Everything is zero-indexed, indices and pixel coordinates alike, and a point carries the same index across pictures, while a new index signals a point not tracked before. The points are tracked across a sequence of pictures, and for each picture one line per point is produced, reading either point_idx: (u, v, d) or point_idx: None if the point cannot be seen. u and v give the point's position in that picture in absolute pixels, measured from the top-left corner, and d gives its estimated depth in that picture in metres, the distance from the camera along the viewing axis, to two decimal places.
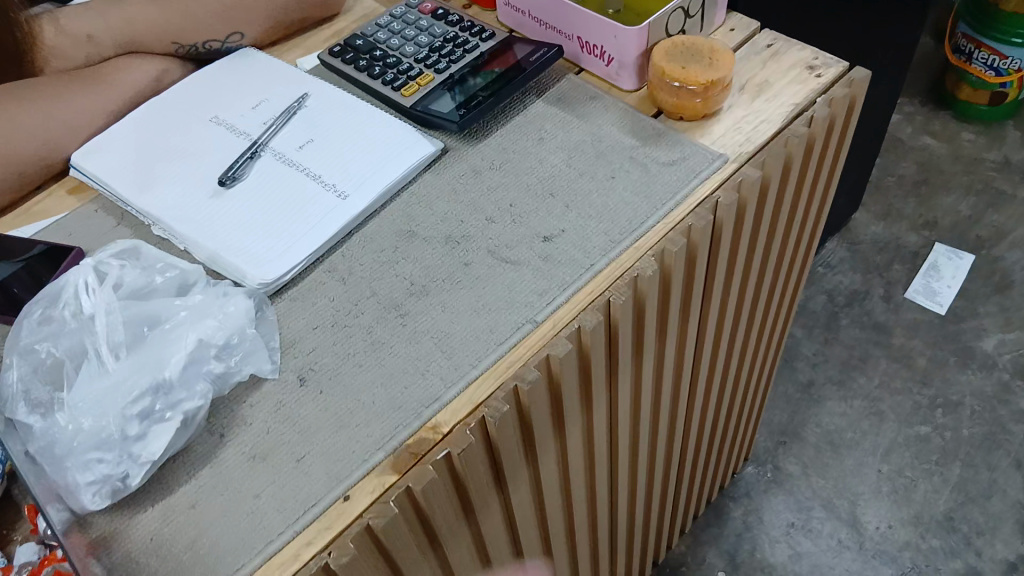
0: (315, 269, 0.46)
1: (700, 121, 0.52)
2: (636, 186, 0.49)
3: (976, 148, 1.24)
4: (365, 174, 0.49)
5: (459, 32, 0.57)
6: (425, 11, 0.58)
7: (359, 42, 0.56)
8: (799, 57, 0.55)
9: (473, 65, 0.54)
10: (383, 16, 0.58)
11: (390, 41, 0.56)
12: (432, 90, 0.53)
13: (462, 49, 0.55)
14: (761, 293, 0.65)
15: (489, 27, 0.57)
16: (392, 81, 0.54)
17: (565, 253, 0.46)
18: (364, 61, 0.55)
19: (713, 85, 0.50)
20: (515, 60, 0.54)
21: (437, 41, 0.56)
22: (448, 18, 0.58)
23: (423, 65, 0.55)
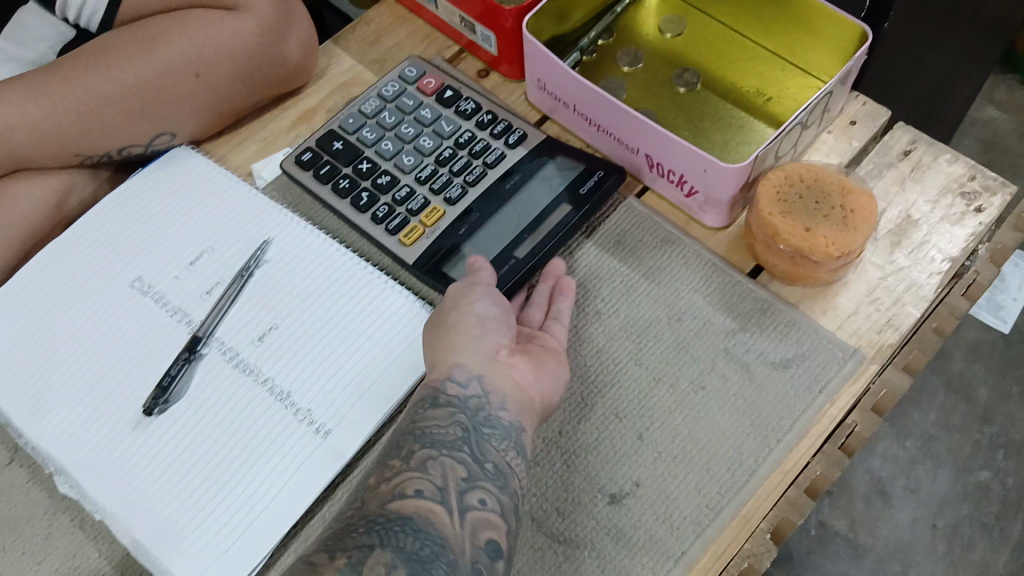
0: (288, 549, 0.32)
1: (822, 287, 0.37)
2: (735, 401, 0.35)
3: None
4: (358, 388, 0.34)
5: (477, 129, 0.41)
6: (427, 91, 0.42)
7: (335, 144, 0.40)
8: (947, 179, 0.40)
9: (500, 191, 0.39)
10: (369, 96, 0.42)
11: (380, 144, 0.40)
12: (446, 235, 0.38)
13: (481, 161, 0.40)
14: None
15: (517, 118, 0.41)
16: (385, 217, 0.38)
17: (643, 529, 0.32)
18: (345, 177, 0.40)
19: (846, 254, 0.35)
20: (560, 186, 0.40)
21: (445, 147, 0.40)
22: (461, 104, 0.41)
23: (428, 187, 0.39)
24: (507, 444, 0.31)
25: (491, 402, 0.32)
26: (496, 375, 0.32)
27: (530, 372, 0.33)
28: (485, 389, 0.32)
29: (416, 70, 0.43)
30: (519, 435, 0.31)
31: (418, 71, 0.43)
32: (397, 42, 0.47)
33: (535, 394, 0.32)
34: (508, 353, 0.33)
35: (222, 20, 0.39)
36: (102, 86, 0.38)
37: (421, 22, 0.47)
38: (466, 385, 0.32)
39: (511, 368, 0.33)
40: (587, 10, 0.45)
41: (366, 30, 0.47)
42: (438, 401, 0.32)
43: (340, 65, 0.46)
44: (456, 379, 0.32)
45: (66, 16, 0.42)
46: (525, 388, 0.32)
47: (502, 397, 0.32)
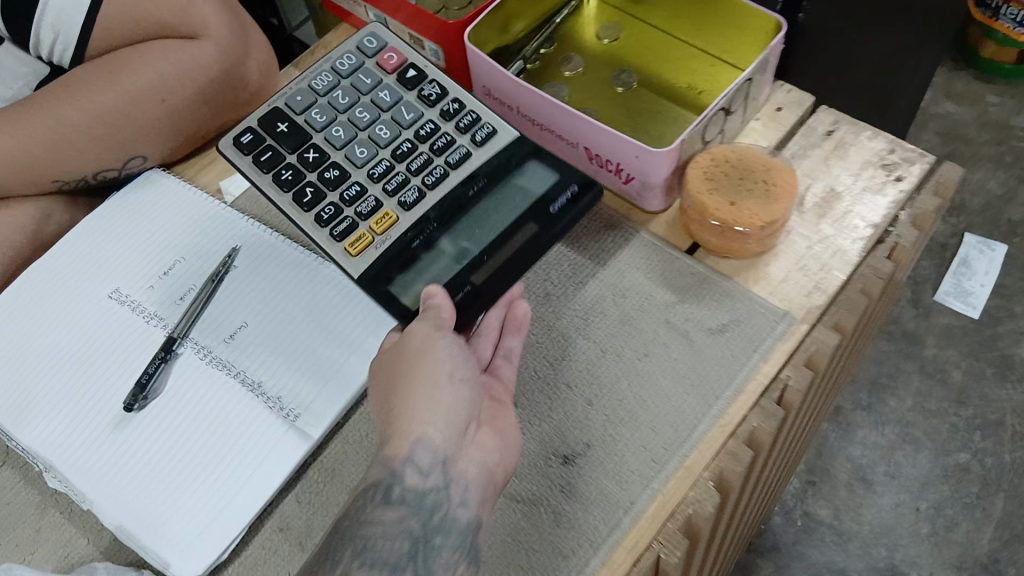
0: (263, 526, 0.35)
1: (755, 258, 0.40)
2: (675, 365, 0.37)
3: (1003, 113, 1.12)
4: (323, 376, 0.37)
5: (439, 121, 0.41)
6: (387, 68, 0.42)
7: (279, 127, 0.40)
8: (868, 152, 0.43)
9: (463, 198, 0.39)
10: (322, 71, 0.42)
11: (329, 131, 0.41)
12: (399, 243, 0.38)
13: (438, 157, 0.40)
14: (814, 411, 0.55)
15: (486, 111, 0.41)
16: (332, 218, 0.39)
17: (594, 484, 0.35)
18: (290, 164, 0.40)
19: (770, 225, 0.38)
20: (536, 199, 0.39)
21: (400, 141, 0.40)
22: (423, 89, 0.42)
23: (382, 185, 0.39)
24: (459, 551, 0.31)
25: (450, 498, 0.31)
26: (463, 459, 0.32)
27: (495, 450, 0.33)
28: (445, 478, 0.31)
29: (375, 42, 0.43)
30: (474, 534, 0.31)
31: (379, 44, 0.43)
32: None
33: (502, 474, 0.33)
34: (475, 427, 0.33)
35: (184, 47, 0.43)
36: (75, 113, 0.41)
37: None
38: (427, 474, 0.31)
39: (481, 450, 0.33)
40: (528, 20, 0.49)
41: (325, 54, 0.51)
42: (392, 495, 0.31)
43: None
44: (416, 465, 0.31)
45: (41, 56, 0.45)
46: (492, 467, 0.33)
47: (462, 490, 0.32)
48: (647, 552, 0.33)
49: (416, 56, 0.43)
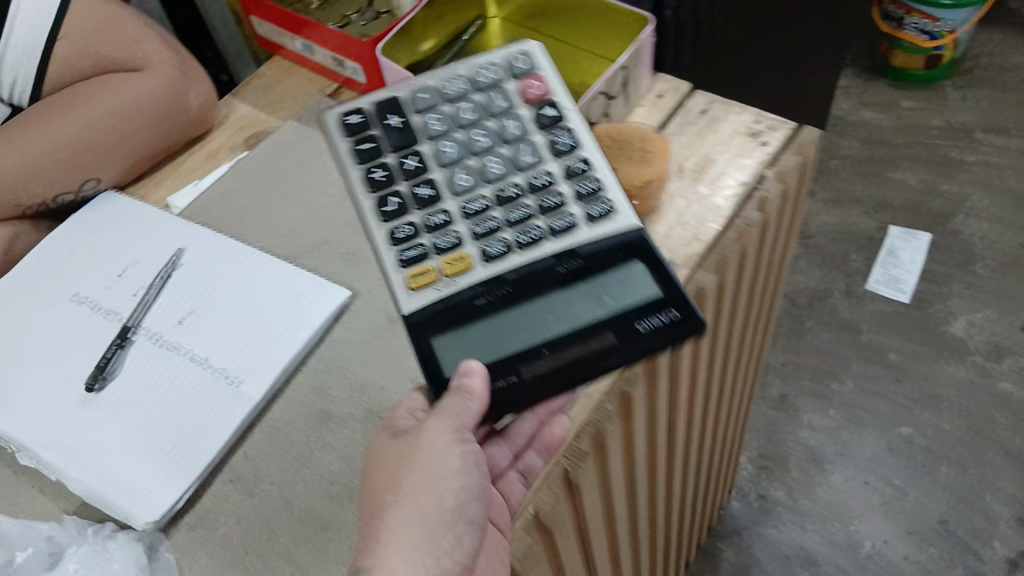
0: (216, 479, 0.39)
1: (644, 219, 0.46)
2: None
3: (917, 115, 1.19)
4: (266, 347, 0.42)
5: (559, 181, 0.40)
6: (527, 97, 0.42)
7: (387, 120, 0.41)
8: (738, 122, 0.49)
9: (553, 274, 0.37)
10: (467, 71, 0.43)
11: (439, 143, 0.41)
12: (462, 294, 0.37)
13: (539, 218, 0.39)
14: (734, 356, 0.60)
15: (615, 189, 0.40)
16: (406, 238, 0.39)
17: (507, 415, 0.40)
18: (384, 165, 0.40)
19: (649, 184, 0.44)
20: (635, 306, 0.37)
21: (503, 187, 0.40)
22: (556, 135, 0.41)
23: (473, 224, 0.39)
24: None
25: None
26: None
27: None
28: None
29: (529, 62, 0.43)
30: None
31: (529, 68, 0.43)
32: (285, 89, 0.56)
33: None
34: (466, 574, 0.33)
35: (132, 79, 0.49)
36: (37, 142, 0.46)
37: (303, 70, 0.57)
38: None
39: None
40: (435, 40, 0.55)
41: (259, 84, 0.57)
42: None
43: (238, 112, 0.55)
44: None
45: None
46: None
47: None
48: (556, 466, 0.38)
49: (563, 95, 0.42)
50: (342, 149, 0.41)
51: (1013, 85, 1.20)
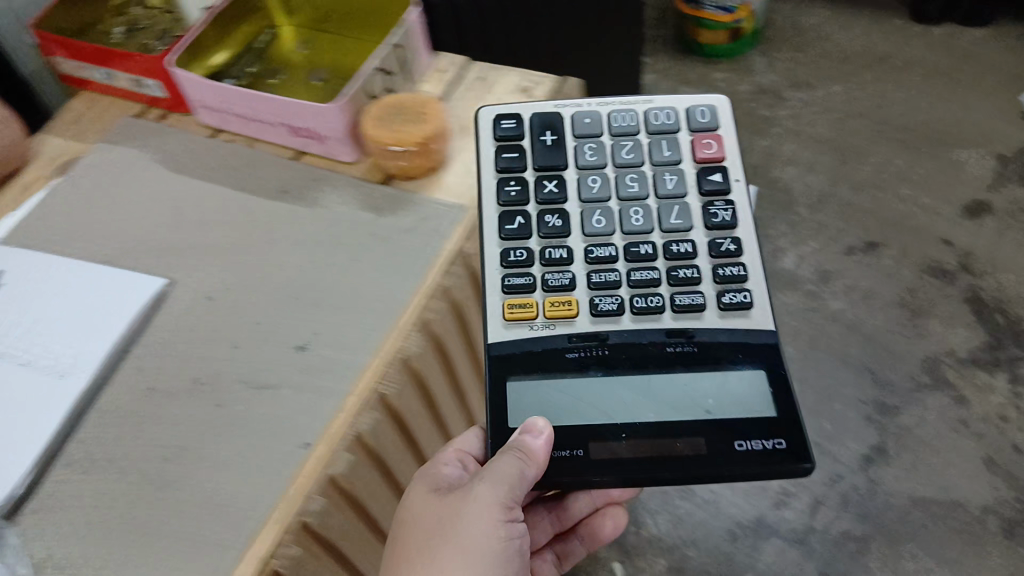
0: (54, 466, 0.41)
1: (432, 174, 0.51)
2: (377, 261, 0.47)
3: (730, 84, 1.24)
4: (89, 343, 0.44)
5: (699, 256, 0.45)
6: (698, 156, 0.47)
7: (544, 138, 0.47)
8: (507, 82, 0.55)
9: (662, 354, 0.42)
10: (645, 112, 0.48)
11: (586, 177, 0.46)
12: (556, 342, 0.43)
13: (665, 285, 0.44)
14: None
15: (759, 295, 0.44)
16: (517, 264, 0.45)
17: (323, 359, 0.44)
18: (520, 180, 0.46)
19: (430, 140, 0.48)
20: (741, 423, 0.41)
21: (638, 253, 0.45)
22: (711, 206, 0.46)
23: (590, 270, 0.44)
24: None
25: None
26: None
27: None
28: None
29: (712, 122, 0.48)
30: None
31: (708, 124, 0.48)
32: (90, 118, 0.59)
33: None
34: None
35: None
36: None
37: (106, 96, 0.60)
38: None
39: None
40: (228, 51, 0.57)
41: (64, 116, 0.59)
42: None
43: (48, 145, 0.57)
44: None
45: None
46: None
47: None
48: (374, 392, 0.43)
49: (734, 165, 0.47)
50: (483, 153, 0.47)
51: (809, 40, 1.28)
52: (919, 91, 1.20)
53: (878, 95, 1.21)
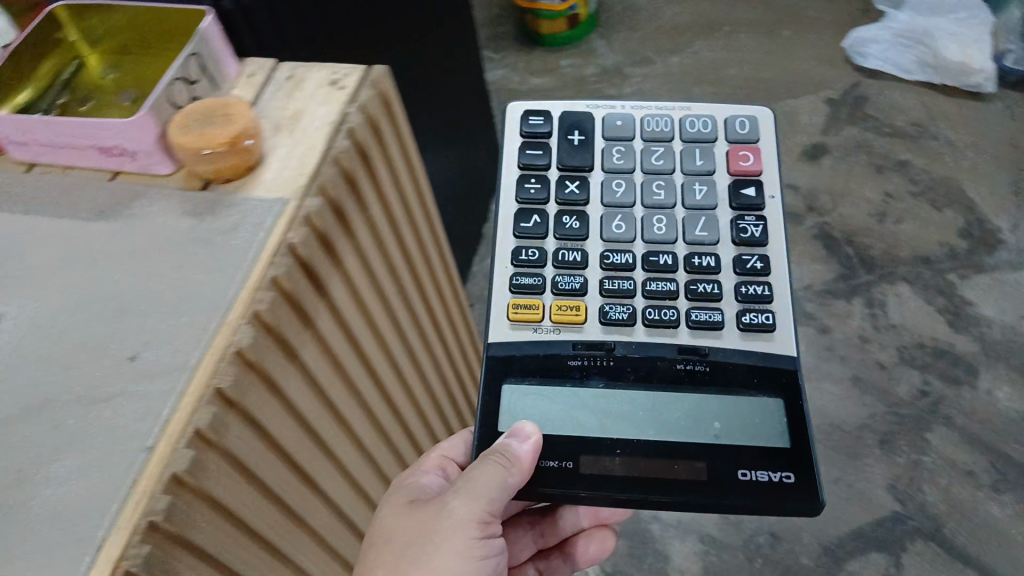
0: None
1: (249, 173, 0.51)
2: (203, 264, 0.48)
3: (576, 69, 1.28)
4: None
5: (722, 271, 0.52)
6: (733, 167, 0.55)
7: (572, 141, 0.56)
8: (319, 77, 0.55)
9: (675, 372, 0.50)
10: (683, 120, 0.57)
11: (610, 180, 0.55)
12: (562, 348, 0.51)
13: (688, 292, 0.52)
14: (411, 226, 0.66)
15: (781, 317, 0.51)
16: (527, 263, 0.53)
17: (156, 364, 0.45)
18: (537, 179, 0.56)
19: (238, 139, 0.49)
20: (750, 451, 0.48)
21: (664, 264, 0.53)
22: (743, 220, 0.53)
23: (603, 278, 0.53)
24: None
25: None
26: None
27: None
28: None
29: (750, 137, 0.56)
30: None
31: (744, 132, 0.56)
32: None
33: None
34: None
35: None
36: None
37: None
38: None
39: None
40: (36, 85, 0.57)
41: None
42: None
43: None
44: None
45: None
46: None
47: None
48: (208, 388, 0.44)
49: (767, 185, 0.55)
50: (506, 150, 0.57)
51: (644, 18, 1.35)
52: (751, 52, 1.28)
53: (716, 59, 1.27)
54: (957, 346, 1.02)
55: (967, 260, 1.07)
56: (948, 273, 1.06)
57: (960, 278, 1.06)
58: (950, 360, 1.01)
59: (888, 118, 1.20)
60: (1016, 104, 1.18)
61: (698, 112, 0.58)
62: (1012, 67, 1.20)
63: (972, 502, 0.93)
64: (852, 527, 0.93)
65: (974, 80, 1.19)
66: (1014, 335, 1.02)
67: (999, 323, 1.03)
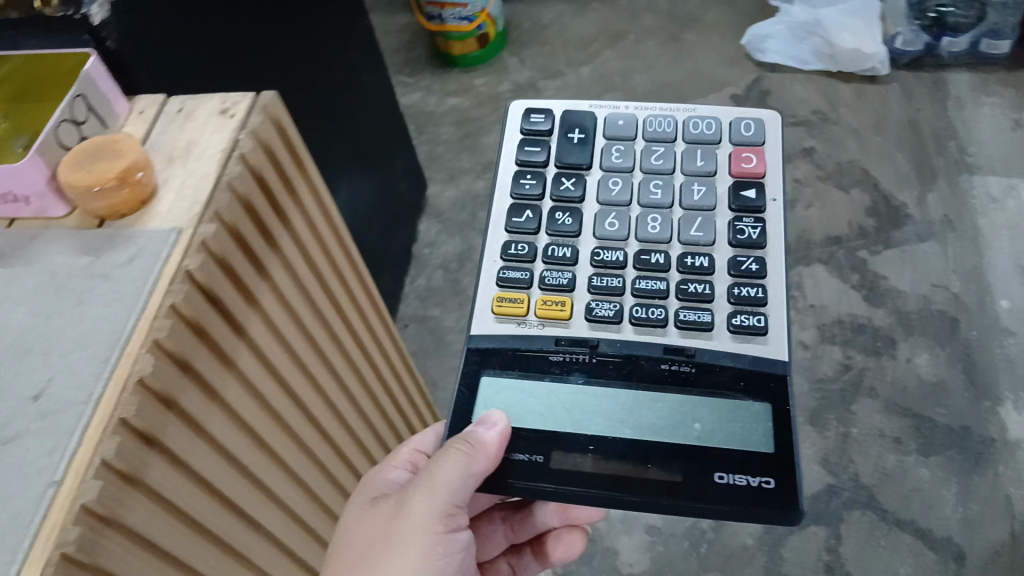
0: None
1: (144, 206, 0.52)
2: (103, 299, 0.49)
3: (490, 87, 1.32)
4: None
5: (717, 273, 0.54)
6: (733, 169, 0.57)
7: (572, 138, 0.59)
8: (209, 108, 0.56)
9: (655, 371, 0.52)
10: (686, 122, 0.59)
11: (606, 178, 0.57)
12: (546, 343, 0.54)
13: (683, 290, 0.54)
14: (321, 250, 0.67)
15: (775, 323, 0.53)
16: (515, 257, 0.56)
17: (60, 399, 0.45)
18: (533, 174, 0.58)
19: (128, 173, 0.50)
20: (730, 458, 0.50)
21: (659, 263, 0.54)
22: (741, 223, 0.55)
23: (592, 274, 0.55)
24: None
25: None
26: None
27: None
28: None
29: (754, 141, 0.58)
30: None
31: (750, 135, 0.58)
32: None
33: None
34: None
35: None
36: None
37: None
38: None
39: None
40: None
41: None
42: None
43: None
44: None
45: None
46: None
47: None
48: (112, 418, 0.44)
49: (768, 188, 0.56)
50: (509, 146, 0.60)
51: (552, 33, 1.39)
52: (657, 57, 1.33)
53: (624, 66, 1.32)
54: (875, 320, 1.06)
55: (875, 237, 1.12)
56: (859, 252, 1.11)
57: (872, 255, 1.11)
58: (870, 334, 1.05)
59: (792, 109, 1.25)
60: (909, 86, 1.25)
61: (703, 115, 0.60)
62: (902, 49, 1.26)
63: (901, 469, 0.96)
64: None
65: (869, 64, 1.26)
66: (928, 305, 1.06)
67: (913, 294, 1.07)
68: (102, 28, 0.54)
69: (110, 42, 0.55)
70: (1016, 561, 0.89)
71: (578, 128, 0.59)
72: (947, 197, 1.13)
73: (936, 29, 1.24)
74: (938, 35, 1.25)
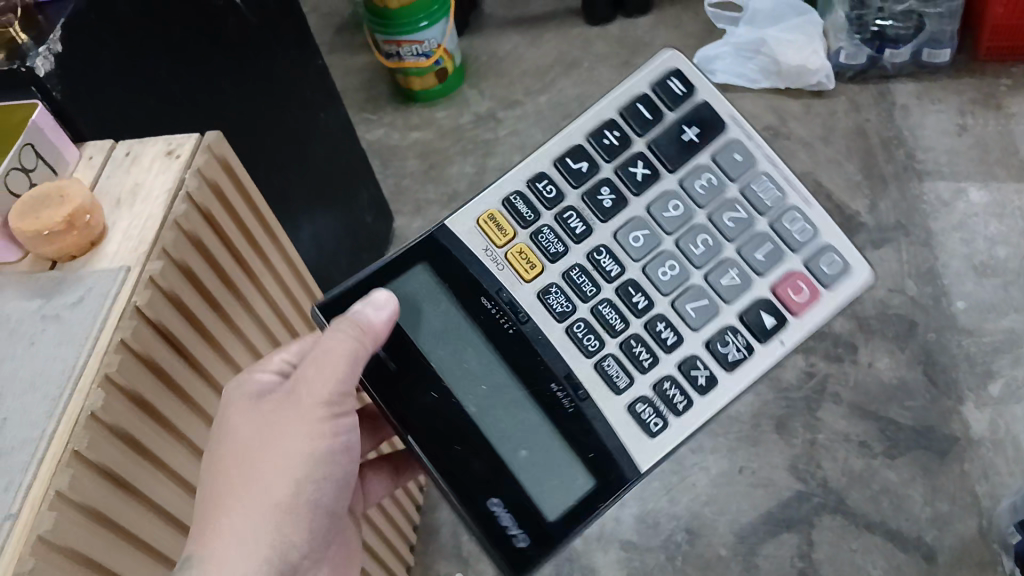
0: None
1: (93, 247, 0.54)
2: (55, 339, 0.50)
3: (451, 119, 1.35)
4: None
5: (664, 359, 0.53)
6: (779, 288, 0.54)
7: (681, 132, 0.57)
8: (155, 150, 0.58)
9: (541, 385, 0.53)
10: (791, 211, 0.56)
11: (669, 200, 0.56)
12: (495, 284, 0.55)
13: (640, 348, 0.54)
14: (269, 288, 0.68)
15: (672, 444, 0.52)
16: (540, 192, 0.57)
17: (14, 439, 0.46)
18: (622, 133, 0.58)
19: (74, 216, 0.52)
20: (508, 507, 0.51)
21: (640, 304, 0.55)
22: (726, 336, 0.53)
23: (576, 266, 0.56)
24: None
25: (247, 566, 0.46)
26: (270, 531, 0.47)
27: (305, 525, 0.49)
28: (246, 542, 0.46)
29: (828, 282, 0.54)
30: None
31: (832, 274, 0.54)
32: None
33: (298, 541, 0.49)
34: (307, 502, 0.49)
35: None
36: None
37: None
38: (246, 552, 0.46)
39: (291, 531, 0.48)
40: None
41: None
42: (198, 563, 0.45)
43: None
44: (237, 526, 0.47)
45: None
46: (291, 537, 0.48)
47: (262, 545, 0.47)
48: (65, 452, 0.45)
49: (787, 331, 0.53)
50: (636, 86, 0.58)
51: (510, 64, 1.42)
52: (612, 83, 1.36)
53: (580, 93, 1.35)
54: (835, 326, 1.08)
55: None
56: None
57: None
58: (830, 340, 1.07)
59: None
60: (856, 98, 1.29)
61: (817, 218, 0.55)
62: (847, 63, 1.30)
63: (869, 471, 0.98)
64: (762, 511, 0.97)
65: (816, 79, 1.29)
66: (886, 308, 1.08)
67: (871, 298, 1.09)
68: (46, 80, 0.56)
69: (56, 93, 0.57)
70: (987, 554, 0.90)
71: (697, 128, 0.57)
72: (899, 202, 1.16)
73: (876, 42, 1.28)
74: (880, 48, 1.28)
